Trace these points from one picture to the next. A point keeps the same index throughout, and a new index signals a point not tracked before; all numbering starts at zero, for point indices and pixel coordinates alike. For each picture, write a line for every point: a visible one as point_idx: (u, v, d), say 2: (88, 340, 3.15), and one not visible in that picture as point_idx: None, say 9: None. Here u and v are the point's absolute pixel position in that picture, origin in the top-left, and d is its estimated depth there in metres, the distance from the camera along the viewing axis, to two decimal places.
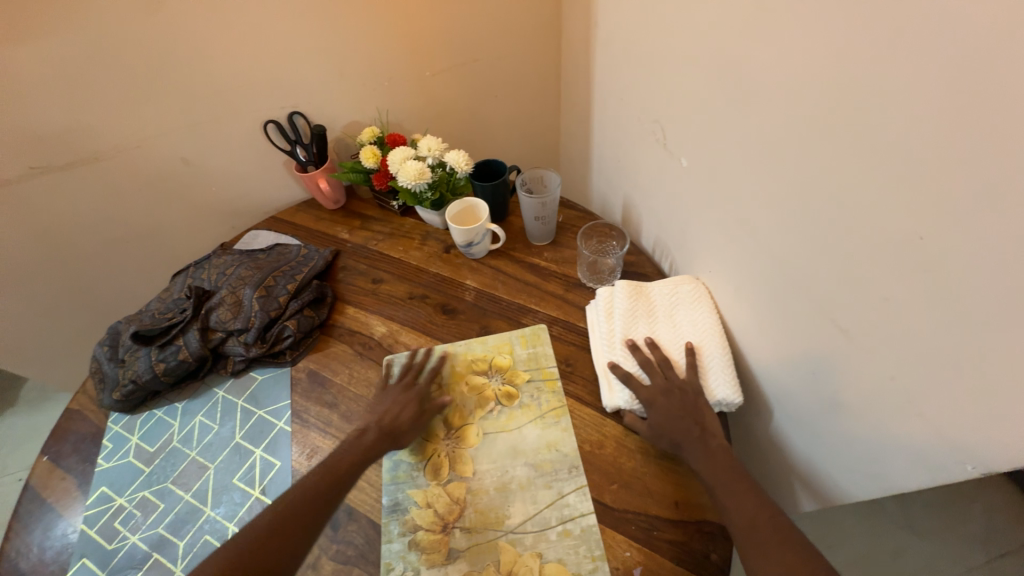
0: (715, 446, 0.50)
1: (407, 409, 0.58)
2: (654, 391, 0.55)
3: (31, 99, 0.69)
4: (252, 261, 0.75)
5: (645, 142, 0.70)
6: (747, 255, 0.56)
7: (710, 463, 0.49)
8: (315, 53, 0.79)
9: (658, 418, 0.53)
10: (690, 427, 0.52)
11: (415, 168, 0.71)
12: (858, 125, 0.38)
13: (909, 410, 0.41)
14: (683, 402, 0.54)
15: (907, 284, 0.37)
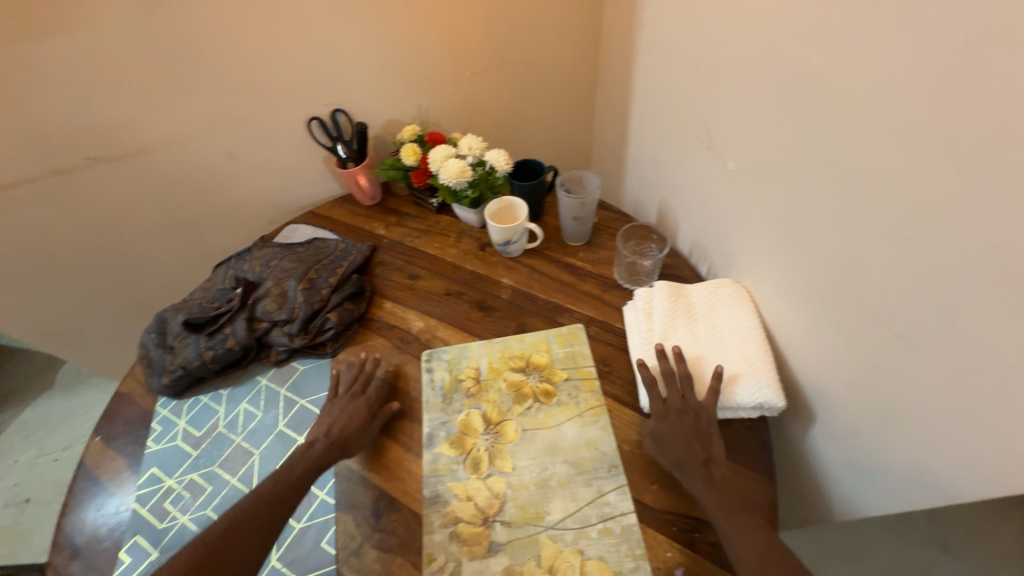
0: (718, 476, 0.50)
1: (354, 418, 0.59)
2: (668, 408, 0.54)
3: (93, 91, 0.73)
4: (295, 254, 0.77)
5: (687, 145, 0.70)
6: (795, 258, 0.55)
7: (714, 492, 0.49)
8: (360, 52, 0.80)
9: (666, 435, 0.53)
10: (696, 452, 0.51)
11: (457, 166, 0.72)
12: (936, 127, 0.38)
13: (971, 419, 0.40)
14: (694, 425, 0.53)
15: (981, 288, 0.37)
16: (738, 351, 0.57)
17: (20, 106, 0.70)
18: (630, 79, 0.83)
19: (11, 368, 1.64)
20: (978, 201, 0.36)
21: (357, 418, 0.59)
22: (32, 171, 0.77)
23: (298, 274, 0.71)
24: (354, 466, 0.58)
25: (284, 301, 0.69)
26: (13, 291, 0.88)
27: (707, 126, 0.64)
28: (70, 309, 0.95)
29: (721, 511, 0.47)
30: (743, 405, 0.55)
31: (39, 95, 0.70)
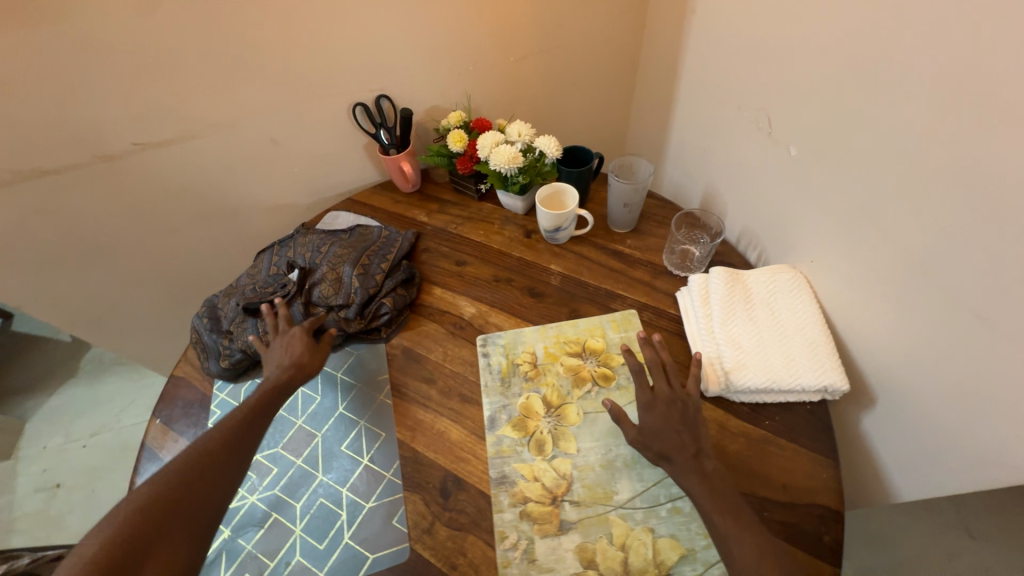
0: (709, 471, 0.50)
1: (300, 345, 0.63)
2: (655, 397, 0.54)
3: (143, 77, 0.72)
4: (344, 241, 0.77)
5: (743, 131, 0.70)
6: (862, 243, 0.56)
7: (707, 487, 0.48)
8: (408, 37, 0.80)
9: (653, 425, 0.52)
10: (686, 444, 0.51)
11: (508, 152, 0.72)
12: None
13: None
14: (682, 418, 0.53)
15: None
16: (800, 336, 0.58)
17: (68, 90, 0.69)
18: (677, 65, 0.82)
19: (34, 355, 1.65)
20: None
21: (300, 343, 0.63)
22: (77, 156, 0.76)
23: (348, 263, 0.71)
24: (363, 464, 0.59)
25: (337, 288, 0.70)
26: (54, 278, 0.88)
27: (767, 111, 0.64)
28: (108, 295, 0.95)
29: (712, 507, 0.47)
30: (807, 389, 0.55)
31: (87, 78, 0.69)
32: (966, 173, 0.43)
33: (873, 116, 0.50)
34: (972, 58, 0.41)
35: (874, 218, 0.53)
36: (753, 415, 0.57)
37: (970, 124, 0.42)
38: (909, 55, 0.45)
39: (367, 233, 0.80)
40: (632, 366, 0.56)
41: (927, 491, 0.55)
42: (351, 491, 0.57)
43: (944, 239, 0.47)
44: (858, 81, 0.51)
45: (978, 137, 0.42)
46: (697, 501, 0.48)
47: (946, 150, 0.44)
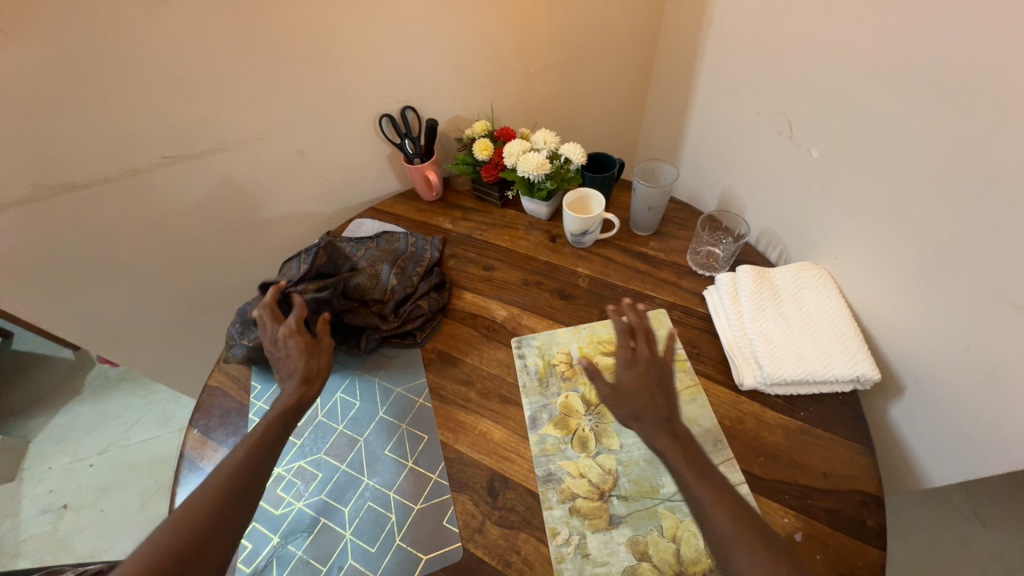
0: (681, 433, 0.49)
1: (306, 355, 0.60)
2: (634, 358, 0.54)
3: (174, 93, 0.72)
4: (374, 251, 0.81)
5: (761, 136, 0.73)
6: (886, 238, 0.58)
7: (678, 447, 0.48)
8: (433, 50, 0.82)
9: (627, 386, 0.52)
10: (661, 407, 0.51)
11: (536, 159, 0.75)
12: None
13: None
14: (655, 379, 0.53)
15: None
16: (830, 328, 0.60)
17: (102, 104, 0.69)
18: (693, 73, 0.86)
19: (38, 375, 1.62)
20: None
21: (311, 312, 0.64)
22: (107, 172, 0.76)
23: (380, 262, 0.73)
24: (406, 468, 0.59)
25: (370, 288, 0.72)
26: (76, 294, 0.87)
27: (787, 116, 0.67)
28: (129, 310, 0.94)
29: (687, 468, 0.46)
30: (840, 379, 0.57)
31: (122, 94, 0.70)
32: (991, 170, 0.46)
33: (897, 120, 0.53)
34: (991, 67, 0.44)
35: (898, 214, 0.56)
36: (788, 407, 0.59)
37: (995, 125, 0.44)
38: (936, 62, 0.48)
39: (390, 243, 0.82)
40: (619, 325, 0.56)
41: (957, 476, 0.57)
42: (399, 493, 0.57)
43: (971, 232, 0.49)
44: (879, 87, 0.54)
45: (1003, 137, 0.44)
46: (668, 461, 0.47)
47: (971, 150, 0.47)
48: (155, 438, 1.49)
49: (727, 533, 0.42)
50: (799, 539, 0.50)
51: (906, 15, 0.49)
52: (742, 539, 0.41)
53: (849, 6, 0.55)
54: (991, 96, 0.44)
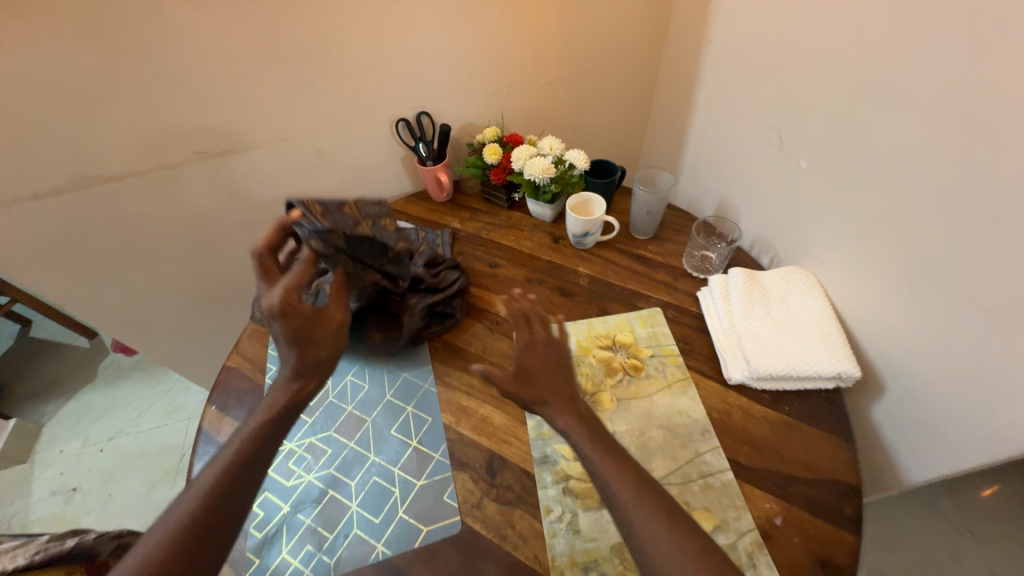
0: (582, 408, 0.51)
1: (302, 340, 0.56)
2: (531, 341, 0.56)
3: (210, 94, 0.78)
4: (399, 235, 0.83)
5: (756, 147, 0.77)
6: (870, 245, 0.62)
7: (580, 421, 0.49)
8: (450, 61, 0.88)
9: (530, 365, 0.54)
10: (563, 386, 0.53)
11: (542, 164, 0.80)
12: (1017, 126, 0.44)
13: None
14: (557, 360, 0.55)
15: None
16: (815, 328, 0.64)
17: (144, 103, 0.75)
18: (693, 88, 0.91)
19: (52, 362, 1.67)
20: None
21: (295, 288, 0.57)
22: (143, 165, 0.81)
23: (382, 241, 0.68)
24: (409, 449, 0.63)
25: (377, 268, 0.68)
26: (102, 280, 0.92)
27: (779, 130, 0.72)
28: (150, 297, 0.99)
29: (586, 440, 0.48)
30: (822, 375, 0.61)
31: (164, 94, 0.75)
32: (964, 181, 0.50)
33: (880, 133, 0.57)
34: (960, 87, 0.48)
35: (879, 220, 0.60)
36: (774, 401, 0.62)
37: (966, 139, 0.49)
38: (914, 82, 0.52)
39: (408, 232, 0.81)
40: (515, 313, 0.58)
41: (934, 472, 0.60)
42: (403, 470, 0.61)
43: (945, 237, 0.53)
44: (864, 103, 0.58)
45: (974, 150, 0.48)
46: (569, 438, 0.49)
47: (946, 163, 0.51)
48: (163, 427, 1.53)
49: (630, 503, 0.43)
50: (779, 523, 0.52)
51: (887, 39, 0.54)
52: (643, 509, 0.43)
53: (837, 28, 0.59)
54: (963, 114, 0.49)
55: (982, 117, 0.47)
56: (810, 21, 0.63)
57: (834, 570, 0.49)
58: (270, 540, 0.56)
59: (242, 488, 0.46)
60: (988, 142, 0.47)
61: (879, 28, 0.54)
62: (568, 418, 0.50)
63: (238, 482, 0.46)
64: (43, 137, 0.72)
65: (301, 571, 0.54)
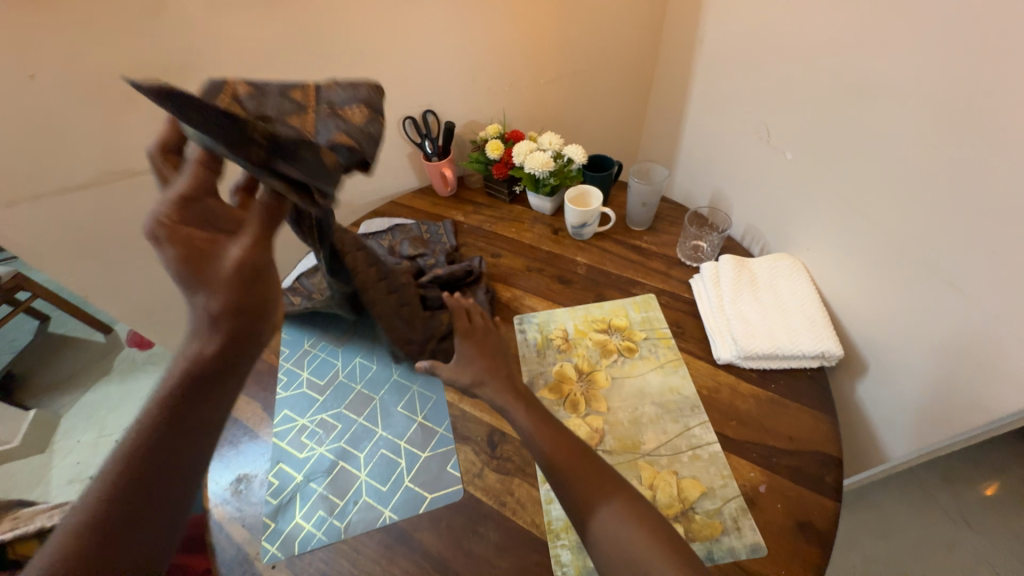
0: (519, 385, 0.59)
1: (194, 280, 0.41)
2: (473, 327, 0.65)
3: None
4: (412, 242, 0.85)
5: (747, 141, 0.81)
6: (853, 232, 0.65)
7: (516, 395, 0.57)
8: (455, 61, 0.92)
9: (470, 348, 0.62)
10: (501, 366, 0.61)
11: (542, 158, 0.84)
12: (985, 116, 0.47)
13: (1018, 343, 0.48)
14: (495, 348, 0.64)
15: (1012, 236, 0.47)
16: (799, 311, 0.67)
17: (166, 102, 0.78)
18: (688, 86, 0.95)
19: (68, 356, 1.72)
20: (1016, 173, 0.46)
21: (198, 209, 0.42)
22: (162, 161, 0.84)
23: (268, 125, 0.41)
24: (413, 425, 0.66)
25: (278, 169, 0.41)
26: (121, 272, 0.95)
27: (768, 123, 0.75)
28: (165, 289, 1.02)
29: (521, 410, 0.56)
30: (806, 354, 0.64)
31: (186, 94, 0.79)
32: (939, 171, 0.53)
33: (862, 124, 0.60)
34: (933, 80, 0.51)
35: (860, 208, 0.64)
36: (761, 380, 0.66)
37: (941, 128, 0.52)
38: (891, 77, 0.56)
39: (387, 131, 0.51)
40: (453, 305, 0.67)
41: (911, 446, 0.64)
42: (409, 443, 0.64)
43: (920, 222, 0.56)
44: (845, 98, 0.62)
45: (949, 138, 0.51)
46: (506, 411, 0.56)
47: (921, 154, 0.55)
48: None
49: (569, 472, 0.50)
50: (763, 490, 0.55)
51: (868, 37, 0.57)
52: (580, 475, 0.49)
53: (821, 26, 0.63)
54: (936, 109, 0.52)
55: (955, 109, 0.50)
56: (797, 20, 0.66)
57: (814, 533, 0.52)
58: (283, 506, 0.60)
59: (165, 455, 0.39)
60: (958, 134, 0.50)
61: (860, 26, 0.58)
62: (512, 401, 0.57)
63: (162, 448, 0.39)
64: (73, 133, 0.75)
65: (313, 534, 0.57)
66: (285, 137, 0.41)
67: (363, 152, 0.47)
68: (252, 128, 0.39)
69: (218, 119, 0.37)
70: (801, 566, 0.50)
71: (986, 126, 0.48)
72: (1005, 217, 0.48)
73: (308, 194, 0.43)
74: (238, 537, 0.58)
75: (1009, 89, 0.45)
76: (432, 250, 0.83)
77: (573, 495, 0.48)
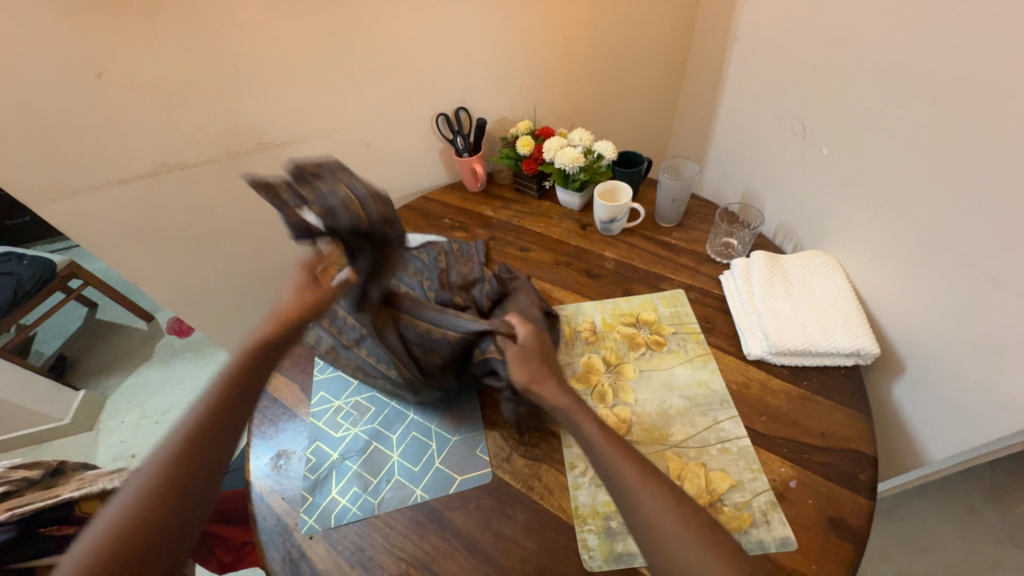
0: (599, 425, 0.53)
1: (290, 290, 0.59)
2: (529, 356, 0.60)
3: (271, 90, 0.85)
4: (458, 264, 0.77)
5: (782, 136, 0.80)
6: (890, 228, 0.64)
7: (603, 435, 0.51)
8: (489, 58, 0.94)
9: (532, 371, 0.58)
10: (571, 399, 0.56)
11: (572, 153, 0.86)
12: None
13: None
14: (534, 343, 0.62)
15: None
16: (833, 308, 0.67)
17: (216, 98, 0.82)
18: (722, 83, 0.95)
19: (115, 341, 1.82)
20: None
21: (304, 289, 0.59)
22: (211, 154, 0.89)
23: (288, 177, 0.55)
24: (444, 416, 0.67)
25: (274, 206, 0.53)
26: (168, 259, 1.00)
27: (803, 119, 0.75)
28: (207, 277, 1.07)
29: (608, 450, 0.50)
30: (840, 351, 0.64)
31: (234, 90, 0.83)
32: (983, 161, 0.52)
33: (904, 117, 0.59)
34: (978, 72, 0.50)
35: (897, 203, 0.62)
36: (792, 376, 0.65)
37: (987, 119, 0.50)
38: (935, 67, 0.54)
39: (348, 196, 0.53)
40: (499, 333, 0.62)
41: (951, 446, 0.62)
42: (439, 427, 0.66)
43: (960, 216, 0.55)
44: (887, 89, 0.61)
45: (995, 130, 0.50)
46: (594, 445, 0.51)
47: (962, 145, 0.53)
48: None
49: (636, 484, 0.46)
50: (793, 485, 0.55)
51: (909, 28, 0.56)
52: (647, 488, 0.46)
53: (862, 18, 0.62)
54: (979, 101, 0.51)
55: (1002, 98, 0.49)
56: (835, 14, 0.65)
57: (847, 530, 0.51)
58: (320, 481, 0.62)
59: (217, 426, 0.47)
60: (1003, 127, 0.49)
61: (906, 16, 0.56)
62: (566, 401, 0.55)
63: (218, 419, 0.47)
64: (132, 127, 0.80)
65: (348, 508, 0.59)
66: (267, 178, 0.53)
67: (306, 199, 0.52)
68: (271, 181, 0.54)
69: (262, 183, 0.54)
70: (832, 561, 0.49)
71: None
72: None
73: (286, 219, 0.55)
74: (278, 508, 0.60)
75: None
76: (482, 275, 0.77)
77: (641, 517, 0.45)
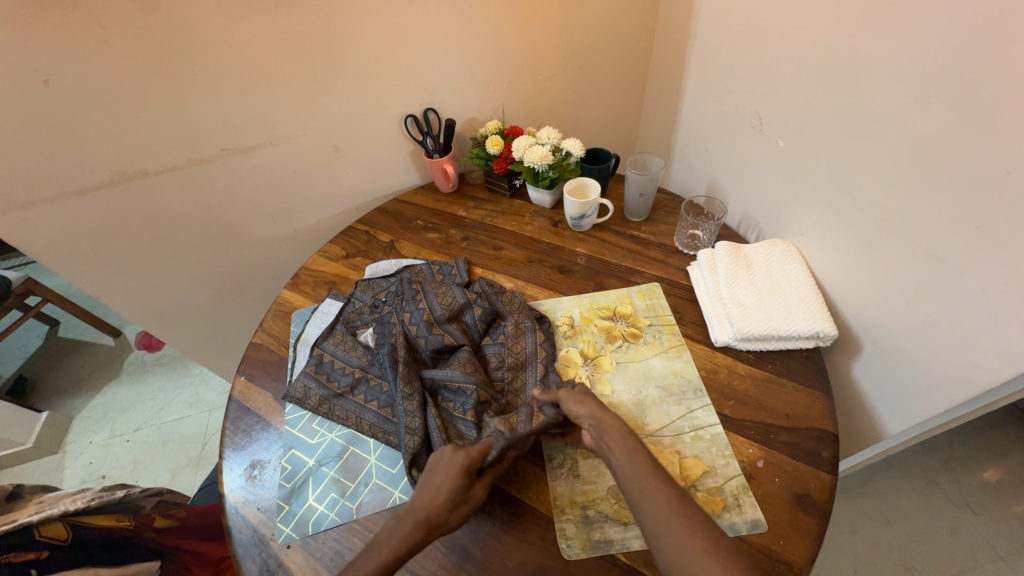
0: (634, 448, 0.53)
1: (444, 504, 0.51)
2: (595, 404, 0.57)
3: (235, 93, 0.83)
4: (439, 294, 0.76)
5: (742, 130, 0.83)
6: (844, 214, 0.67)
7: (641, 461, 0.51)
8: (457, 58, 0.94)
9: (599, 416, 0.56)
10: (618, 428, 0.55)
11: (541, 152, 0.87)
12: (969, 95, 0.49)
13: (1001, 312, 0.51)
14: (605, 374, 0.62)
15: (1001, 210, 0.49)
16: (794, 294, 0.70)
17: (178, 102, 0.80)
18: (683, 79, 0.98)
19: (78, 359, 1.75)
20: (999, 147, 0.48)
21: (459, 496, 0.52)
22: (174, 160, 0.87)
23: (340, 317, 0.77)
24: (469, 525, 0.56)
25: (330, 340, 0.74)
26: (131, 270, 0.96)
27: (760, 113, 0.78)
28: (175, 288, 1.04)
29: (637, 472, 0.51)
30: (802, 335, 0.67)
31: (197, 92, 0.81)
32: (926, 147, 0.55)
33: (853, 108, 0.62)
34: (919, 64, 0.53)
35: (851, 191, 0.65)
36: (758, 360, 0.68)
37: (928, 109, 0.54)
38: (878, 61, 0.58)
39: (377, 310, 0.77)
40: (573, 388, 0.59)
41: (906, 420, 0.66)
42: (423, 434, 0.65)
43: (910, 200, 0.58)
44: (836, 81, 0.64)
45: (934, 118, 0.53)
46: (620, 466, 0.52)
47: (907, 133, 0.56)
48: (186, 417, 1.59)
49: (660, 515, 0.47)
50: (761, 465, 0.57)
51: (856, 22, 0.59)
52: (675, 517, 0.47)
53: (812, 14, 0.64)
54: (923, 91, 0.54)
55: (942, 86, 0.52)
56: (788, 12, 0.68)
57: (811, 505, 0.54)
58: (297, 489, 0.61)
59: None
60: (946, 117, 0.52)
61: (851, 11, 0.59)
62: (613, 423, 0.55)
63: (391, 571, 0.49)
64: (87, 135, 0.77)
65: (326, 515, 0.59)
66: (333, 320, 0.77)
67: (344, 317, 0.77)
68: (337, 319, 0.77)
69: (333, 323, 0.77)
70: (797, 534, 0.52)
71: (975, 104, 0.49)
72: (993, 193, 0.49)
73: (332, 335, 0.74)
74: (253, 520, 0.59)
75: (995, 64, 0.47)
76: (467, 299, 0.75)
77: (666, 534, 0.47)
